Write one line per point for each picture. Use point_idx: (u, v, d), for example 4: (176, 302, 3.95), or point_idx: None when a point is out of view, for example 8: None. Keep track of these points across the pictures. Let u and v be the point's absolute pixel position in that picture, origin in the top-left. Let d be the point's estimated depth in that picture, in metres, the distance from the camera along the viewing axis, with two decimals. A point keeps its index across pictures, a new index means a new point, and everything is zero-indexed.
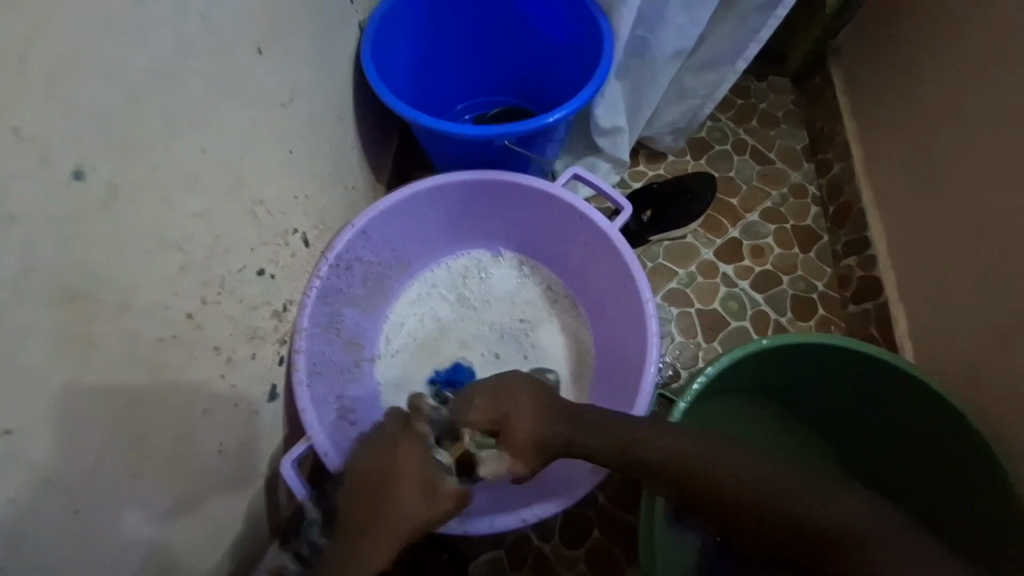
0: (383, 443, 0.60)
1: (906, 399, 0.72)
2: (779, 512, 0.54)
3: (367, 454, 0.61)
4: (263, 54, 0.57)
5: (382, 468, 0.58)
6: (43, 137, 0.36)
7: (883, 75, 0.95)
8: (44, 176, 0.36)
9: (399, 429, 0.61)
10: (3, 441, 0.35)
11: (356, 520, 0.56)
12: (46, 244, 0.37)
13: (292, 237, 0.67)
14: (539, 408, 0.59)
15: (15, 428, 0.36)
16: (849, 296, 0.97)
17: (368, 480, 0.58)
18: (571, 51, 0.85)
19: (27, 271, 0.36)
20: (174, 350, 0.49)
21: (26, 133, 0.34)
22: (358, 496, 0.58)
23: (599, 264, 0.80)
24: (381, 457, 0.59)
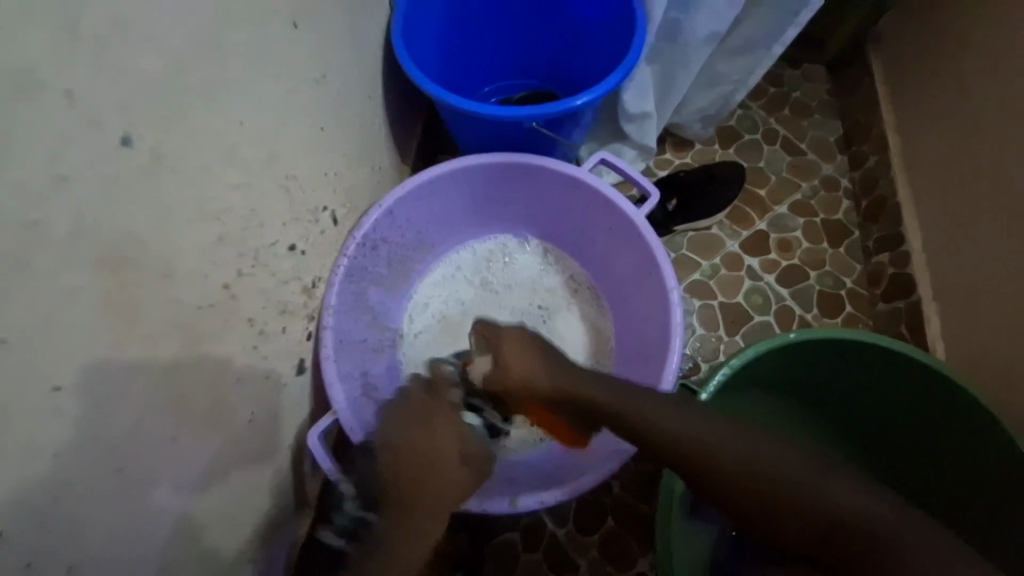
0: (418, 416, 0.63)
1: (941, 401, 0.70)
2: (771, 485, 0.55)
3: (405, 428, 0.62)
4: (298, 29, 0.57)
5: (420, 446, 0.60)
6: (93, 103, 0.36)
7: (927, 64, 0.91)
8: (92, 141, 0.37)
9: (430, 404, 0.65)
10: (51, 397, 0.37)
11: (405, 499, 0.56)
12: (95, 209, 0.38)
13: (321, 215, 0.67)
14: (526, 337, 0.67)
15: (63, 385, 0.37)
16: (879, 293, 0.95)
17: (410, 462, 0.59)
18: (603, 33, 0.83)
19: (75, 234, 0.36)
20: (210, 319, 0.50)
21: (78, 97, 0.35)
22: (399, 478, 0.57)
23: (624, 253, 0.79)
24: (420, 432, 0.61)
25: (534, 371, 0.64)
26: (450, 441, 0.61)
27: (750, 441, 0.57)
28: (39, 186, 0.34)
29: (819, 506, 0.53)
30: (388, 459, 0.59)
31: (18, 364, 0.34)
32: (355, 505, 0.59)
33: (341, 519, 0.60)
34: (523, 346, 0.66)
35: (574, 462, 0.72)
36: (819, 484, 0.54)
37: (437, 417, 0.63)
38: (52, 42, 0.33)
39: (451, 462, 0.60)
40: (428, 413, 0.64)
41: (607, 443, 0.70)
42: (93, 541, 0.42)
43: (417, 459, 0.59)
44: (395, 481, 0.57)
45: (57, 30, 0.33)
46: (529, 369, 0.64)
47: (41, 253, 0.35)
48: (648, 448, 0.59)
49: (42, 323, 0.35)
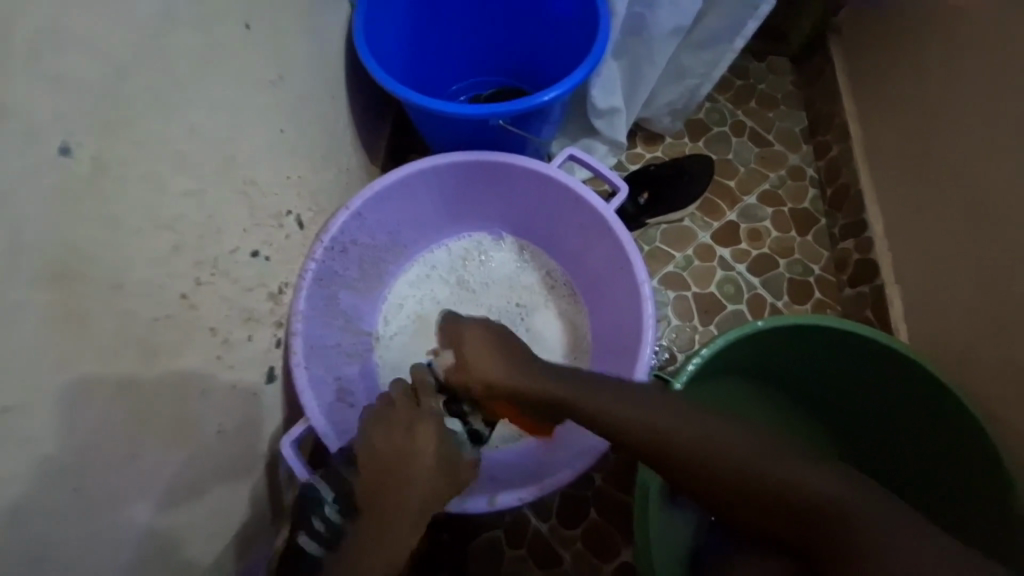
0: (398, 424, 0.62)
1: (903, 380, 0.72)
2: (735, 467, 0.56)
3: (383, 437, 0.62)
4: (252, 31, 0.56)
5: (398, 452, 0.60)
6: (27, 111, 0.35)
7: (883, 55, 0.94)
8: (27, 150, 0.35)
9: (414, 411, 0.63)
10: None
11: (382, 508, 0.58)
12: (36, 221, 0.36)
13: (286, 219, 0.66)
14: (489, 331, 0.67)
15: (9, 405, 0.36)
16: (845, 278, 0.98)
17: (388, 471, 0.59)
18: (568, 29, 0.83)
19: (14, 248, 0.35)
20: (169, 330, 0.49)
21: (10, 106, 0.34)
22: (382, 488, 0.59)
23: (596, 247, 0.79)
24: (399, 437, 0.61)
25: (498, 366, 0.63)
26: (428, 447, 0.60)
27: (715, 426, 0.58)
28: None
29: (784, 488, 0.55)
30: (369, 469, 0.60)
31: None
32: (333, 508, 0.60)
33: (319, 524, 0.60)
34: (486, 340, 0.66)
35: (552, 457, 0.72)
36: (781, 465, 0.55)
37: (419, 422, 0.62)
38: None
39: (431, 468, 0.59)
40: (408, 421, 0.62)
41: (584, 437, 0.70)
42: (52, 566, 0.40)
43: (393, 468, 0.59)
44: (380, 489, 0.59)
45: None
46: (494, 364, 0.63)
47: None
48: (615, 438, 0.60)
49: None
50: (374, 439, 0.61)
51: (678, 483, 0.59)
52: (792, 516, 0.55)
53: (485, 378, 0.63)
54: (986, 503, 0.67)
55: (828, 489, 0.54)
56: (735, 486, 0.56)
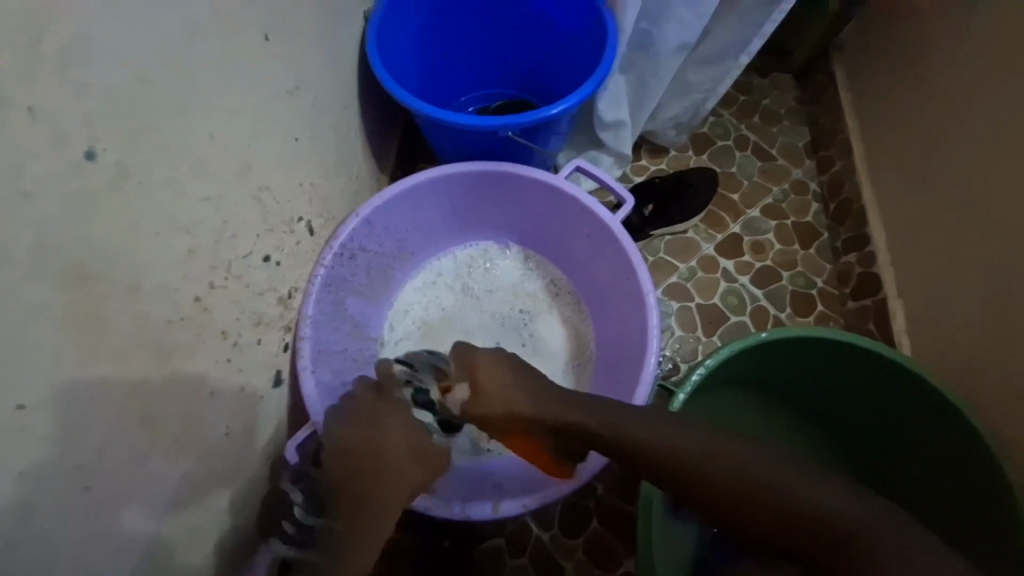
0: (361, 416, 0.62)
1: (906, 394, 0.73)
2: (744, 487, 0.56)
3: (344, 426, 0.61)
4: (270, 41, 0.57)
5: (363, 444, 0.59)
6: (56, 118, 0.36)
7: (886, 73, 0.95)
8: (57, 155, 0.36)
9: (374, 402, 0.64)
10: (15, 415, 0.36)
11: (355, 496, 0.56)
12: (60, 223, 0.37)
13: (297, 225, 0.67)
14: (510, 366, 0.63)
15: (28, 403, 0.37)
16: (848, 292, 0.98)
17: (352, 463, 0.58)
18: (576, 43, 0.85)
19: (39, 249, 0.36)
20: (182, 332, 0.50)
21: (41, 113, 0.35)
22: (349, 476, 0.57)
23: (601, 257, 0.80)
24: (362, 432, 0.60)
25: (520, 402, 0.61)
26: (394, 436, 0.59)
27: (725, 444, 0.58)
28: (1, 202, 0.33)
29: (789, 501, 0.55)
30: (335, 459, 0.59)
31: None
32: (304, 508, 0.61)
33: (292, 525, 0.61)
34: (503, 372, 0.63)
35: None
36: (791, 487, 0.55)
37: (385, 414, 0.62)
38: (14, 58, 0.33)
39: (401, 456, 0.58)
40: (376, 410, 0.63)
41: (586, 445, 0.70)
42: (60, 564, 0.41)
43: (361, 455, 0.58)
44: (348, 478, 0.57)
45: (19, 45, 0.33)
46: (514, 400, 0.61)
47: (4, 270, 0.34)
48: (617, 452, 0.60)
49: (8, 340, 0.35)
50: None
51: (682, 495, 0.59)
52: (798, 529, 0.55)
53: (510, 414, 0.61)
54: (990, 523, 0.67)
55: (832, 502, 0.54)
56: (739, 498, 0.56)
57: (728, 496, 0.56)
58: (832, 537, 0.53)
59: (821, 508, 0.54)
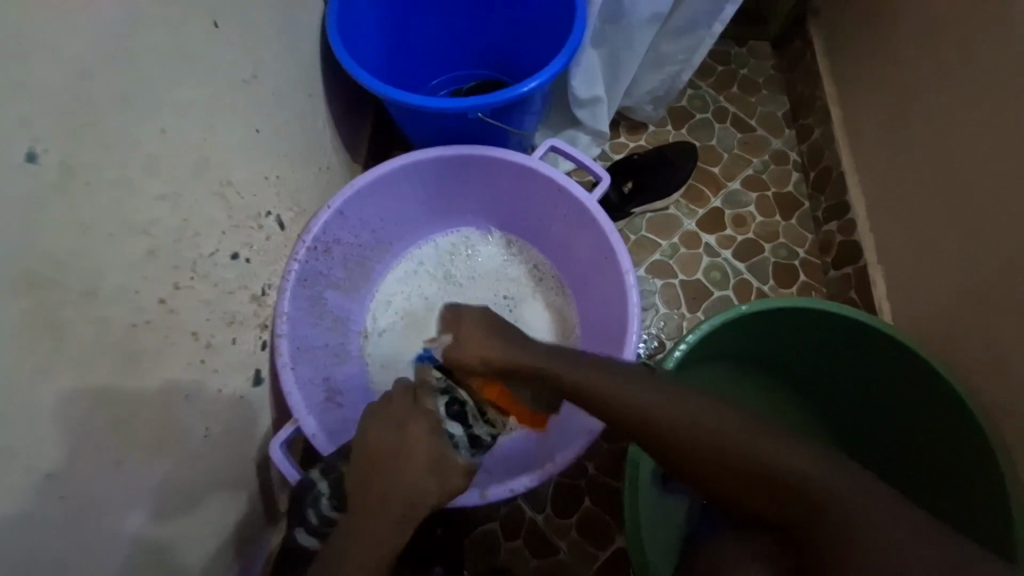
0: (392, 422, 0.60)
1: (886, 359, 0.73)
2: (726, 454, 0.57)
3: (382, 431, 0.59)
4: (220, 29, 0.55)
5: (396, 446, 0.58)
6: None
7: (863, 37, 0.94)
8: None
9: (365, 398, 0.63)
10: None
11: (370, 499, 0.55)
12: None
13: (266, 220, 0.66)
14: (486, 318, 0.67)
15: None
16: (830, 261, 0.99)
17: (370, 473, 0.56)
18: (546, 19, 0.83)
19: None
20: (149, 335, 0.49)
21: None
22: (365, 488, 0.56)
23: (581, 237, 0.79)
24: (390, 435, 0.59)
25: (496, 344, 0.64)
26: (423, 447, 0.58)
27: (711, 411, 0.58)
28: None
29: (775, 471, 0.55)
30: (356, 467, 0.57)
31: None
32: (329, 503, 0.61)
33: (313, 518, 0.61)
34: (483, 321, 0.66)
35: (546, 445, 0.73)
36: (767, 452, 0.56)
37: (408, 420, 0.60)
38: None
39: (422, 474, 0.57)
40: (401, 416, 0.61)
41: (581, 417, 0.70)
42: None
43: (383, 463, 0.57)
44: (372, 481, 0.56)
45: None
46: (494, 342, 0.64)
47: None
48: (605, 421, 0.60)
49: None
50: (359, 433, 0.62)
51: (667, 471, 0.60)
52: (785, 500, 0.55)
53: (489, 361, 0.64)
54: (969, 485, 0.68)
55: (811, 470, 0.55)
56: (722, 470, 0.57)
57: (715, 471, 0.57)
58: (817, 505, 0.54)
59: (803, 465, 0.55)
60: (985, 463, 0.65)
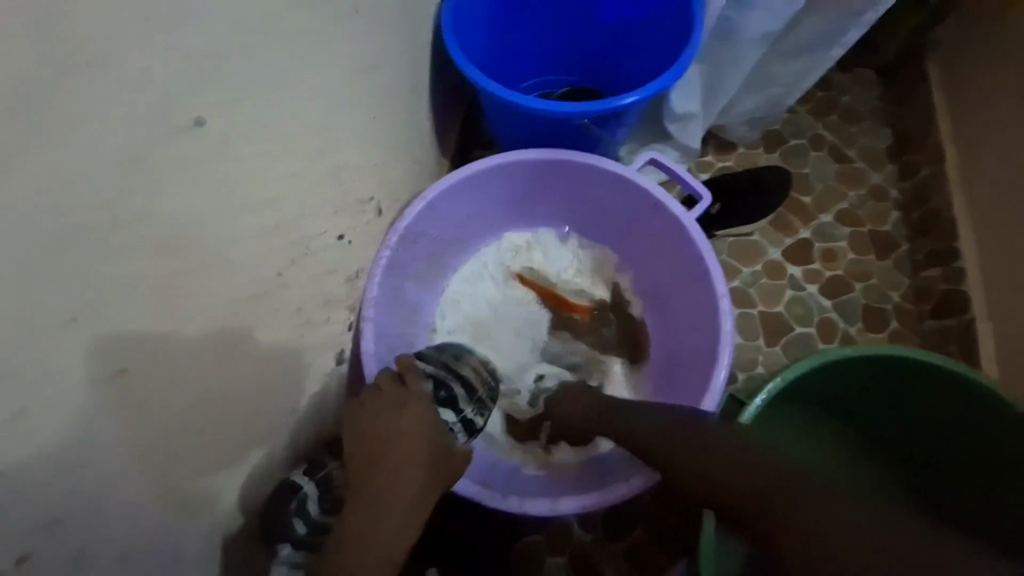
0: (385, 404, 0.58)
1: (1000, 434, 0.67)
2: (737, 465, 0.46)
3: (371, 416, 0.57)
4: (356, 16, 0.56)
5: (388, 433, 0.56)
6: (170, 85, 0.36)
7: (993, 75, 0.89)
8: (171, 120, 0.36)
9: (399, 391, 0.59)
10: (117, 377, 0.37)
11: (370, 494, 0.52)
12: (168, 193, 0.37)
13: (368, 206, 0.67)
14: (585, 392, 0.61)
15: (130, 362, 0.37)
16: (928, 309, 0.90)
17: (369, 461, 0.54)
18: (657, 31, 0.82)
19: (147, 214, 0.36)
20: (264, 304, 0.50)
21: (157, 76, 0.35)
22: (366, 477, 0.53)
23: (669, 254, 0.78)
24: (384, 417, 0.57)
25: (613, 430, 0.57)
26: (415, 432, 0.56)
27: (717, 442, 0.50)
28: (116, 160, 0.33)
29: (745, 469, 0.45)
30: (355, 453, 0.55)
31: (91, 339, 0.34)
32: (317, 506, 0.55)
33: (301, 525, 0.54)
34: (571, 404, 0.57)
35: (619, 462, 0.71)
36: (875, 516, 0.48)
37: None
38: (141, 25, 0.33)
39: (417, 460, 0.55)
40: (398, 400, 0.58)
41: None
42: (149, 520, 0.42)
43: (381, 447, 0.55)
44: (374, 464, 0.54)
45: (150, 14, 0.33)
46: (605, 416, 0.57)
47: (113, 232, 0.34)
48: None
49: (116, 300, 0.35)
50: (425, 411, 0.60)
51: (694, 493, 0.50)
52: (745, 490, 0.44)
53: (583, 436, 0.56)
54: None
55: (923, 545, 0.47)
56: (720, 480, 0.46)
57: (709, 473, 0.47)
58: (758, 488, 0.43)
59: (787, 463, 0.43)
60: None
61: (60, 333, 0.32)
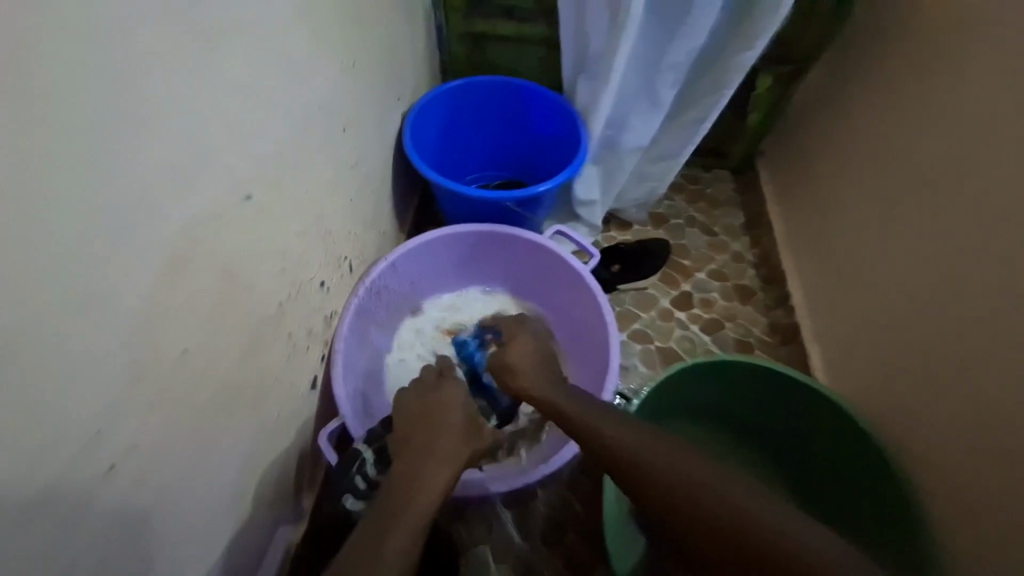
0: (424, 386, 0.77)
1: (821, 418, 0.91)
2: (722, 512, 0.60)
3: (417, 395, 0.76)
4: (345, 133, 0.81)
5: (430, 404, 0.74)
6: (239, 172, 0.57)
7: (796, 176, 1.26)
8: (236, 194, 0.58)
9: (437, 376, 0.79)
10: (180, 358, 0.53)
11: (416, 446, 0.68)
12: (227, 238, 0.57)
13: (343, 263, 0.87)
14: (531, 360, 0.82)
15: (190, 349, 0.54)
16: (779, 339, 1.20)
17: (416, 425, 0.71)
18: (558, 144, 1.14)
19: (215, 250, 0.56)
20: (267, 327, 0.68)
21: (233, 168, 0.56)
22: (412, 435, 0.70)
23: (576, 301, 1.01)
24: (426, 397, 0.75)
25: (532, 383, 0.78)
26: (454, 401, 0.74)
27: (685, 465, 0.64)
28: (206, 216, 0.53)
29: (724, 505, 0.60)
30: (403, 421, 0.73)
31: (174, 329, 0.51)
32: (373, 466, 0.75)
33: (361, 481, 0.74)
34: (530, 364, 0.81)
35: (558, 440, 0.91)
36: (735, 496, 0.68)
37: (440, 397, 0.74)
38: (230, 140, 0.55)
39: (457, 423, 0.71)
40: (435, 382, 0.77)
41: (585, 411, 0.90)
42: (177, 480, 0.55)
43: (425, 415, 0.72)
44: (412, 434, 0.70)
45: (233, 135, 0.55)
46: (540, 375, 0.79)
47: (197, 260, 0.53)
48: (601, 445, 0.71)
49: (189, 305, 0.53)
50: (407, 399, 0.76)
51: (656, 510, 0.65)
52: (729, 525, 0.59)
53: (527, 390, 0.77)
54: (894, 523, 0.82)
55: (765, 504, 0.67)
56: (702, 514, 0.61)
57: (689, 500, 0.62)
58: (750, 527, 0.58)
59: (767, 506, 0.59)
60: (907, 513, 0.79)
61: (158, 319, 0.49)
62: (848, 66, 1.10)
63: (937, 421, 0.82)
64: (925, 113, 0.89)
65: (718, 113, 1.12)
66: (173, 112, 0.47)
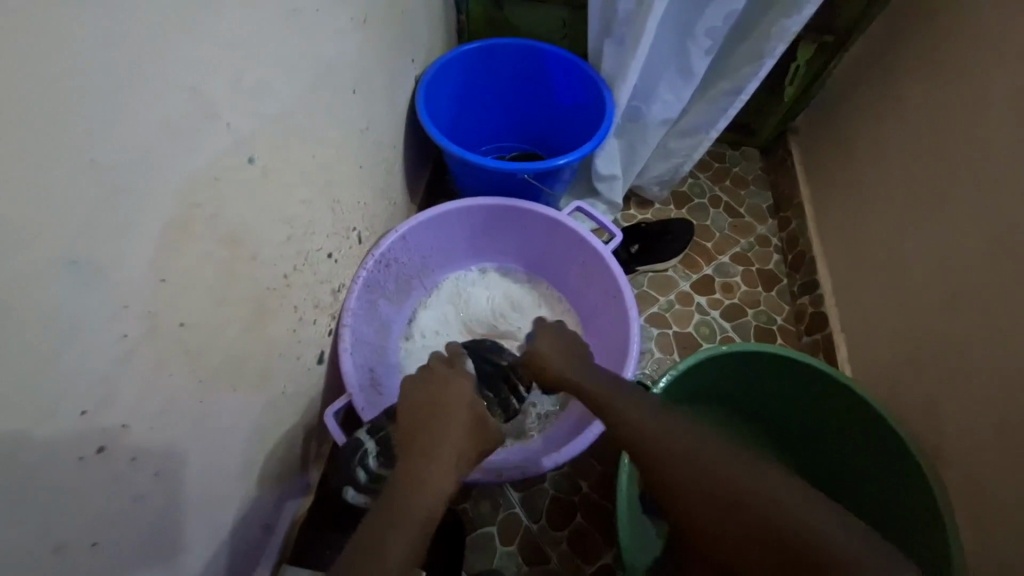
0: (433, 379, 0.72)
1: (846, 415, 0.86)
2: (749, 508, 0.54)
3: (421, 389, 0.71)
4: (355, 95, 0.76)
5: (434, 399, 0.69)
6: (240, 131, 0.53)
7: (827, 158, 1.18)
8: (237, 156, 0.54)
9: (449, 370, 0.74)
10: (177, 331, 0.50)
11: (419, 443, 0.63)
12: (227, 203, 0.53)
13: (351, 234, 0.83)
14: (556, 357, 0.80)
15: (190, 322, 0.51)
16: (803, 328, 1.14)
17: (420, 420, 0.66)
18: (581, 113, 1.07)
19: (215, 217, 0.52)
20: (271, 299, 0.65)
21: (233, 127, 0.52)
22: (415, 432, 0.65)
23: (594, 281, 0.96)
24: (432, 391, 0.70)
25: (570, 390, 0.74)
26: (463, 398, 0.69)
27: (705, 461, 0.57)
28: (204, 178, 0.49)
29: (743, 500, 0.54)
30: (406, 415, 0.68)
31: (172, 299, 0.48)
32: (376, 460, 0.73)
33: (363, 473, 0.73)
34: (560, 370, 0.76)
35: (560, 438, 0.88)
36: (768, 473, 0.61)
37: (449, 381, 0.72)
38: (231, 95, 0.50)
39: (465, 417, 0.67)
40: (443, 376, 0.73)
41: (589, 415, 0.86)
42: (179, 455, 0.53)
43: (429, 411, 0.67)
44: (416, 431, 0.65)
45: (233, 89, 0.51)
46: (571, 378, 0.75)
47: (195, 227, 0.49)
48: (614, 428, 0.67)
49: (188, 274, 0.50)
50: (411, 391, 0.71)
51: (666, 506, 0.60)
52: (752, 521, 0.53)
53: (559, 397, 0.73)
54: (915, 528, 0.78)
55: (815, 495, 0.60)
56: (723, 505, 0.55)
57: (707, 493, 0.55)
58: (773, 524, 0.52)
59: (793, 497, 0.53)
60: (932, 520, 0.75)
61: (154, 289, 0.46)
62: (898, 34, 1.00)
63: (967, 419, 0.78)
64: (980, 87, 0.81)
65: (757, 85, 1.03)
66: (170, 59, 0.42)
